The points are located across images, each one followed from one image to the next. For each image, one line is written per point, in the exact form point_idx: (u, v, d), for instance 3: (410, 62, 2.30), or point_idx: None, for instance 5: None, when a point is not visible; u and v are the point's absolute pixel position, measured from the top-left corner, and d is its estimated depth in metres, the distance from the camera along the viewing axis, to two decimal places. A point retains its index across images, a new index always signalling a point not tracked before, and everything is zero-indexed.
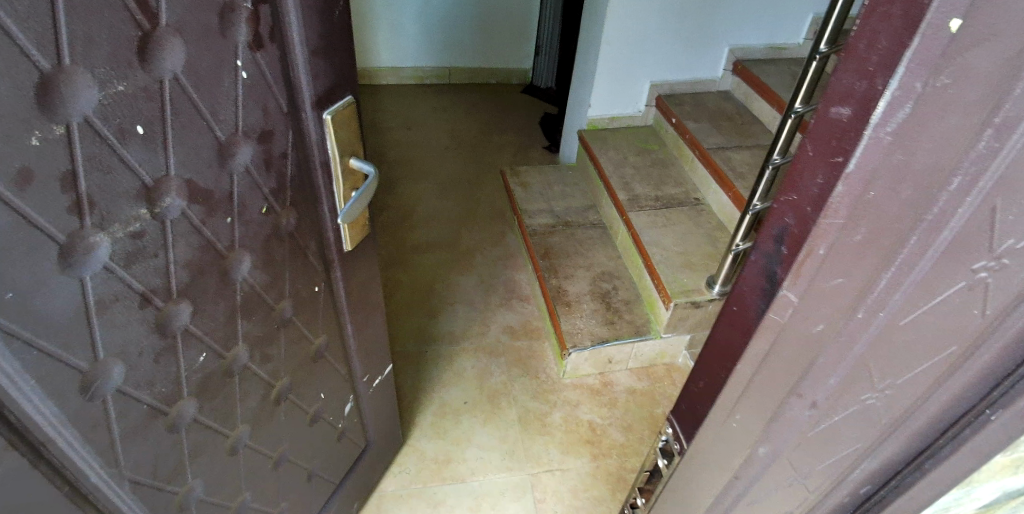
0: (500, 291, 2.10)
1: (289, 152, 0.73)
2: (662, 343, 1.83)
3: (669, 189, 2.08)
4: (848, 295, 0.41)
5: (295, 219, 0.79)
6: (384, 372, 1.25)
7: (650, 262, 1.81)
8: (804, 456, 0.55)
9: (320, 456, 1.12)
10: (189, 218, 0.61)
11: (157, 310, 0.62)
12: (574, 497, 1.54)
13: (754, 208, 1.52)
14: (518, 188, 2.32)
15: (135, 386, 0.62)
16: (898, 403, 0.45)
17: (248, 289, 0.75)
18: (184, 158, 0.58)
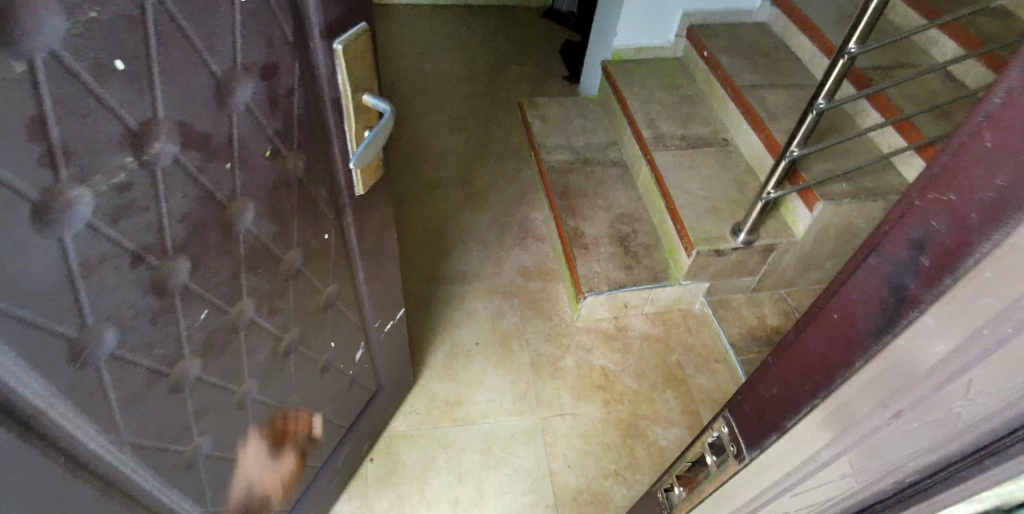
0: (514, 230, 2.04)
1: (296, 88, 0.65)
2: (680, 290, 1.78)
3: (697, 128, 1.95)
4: (983, 312, 0.32)
5: (305, 164, 0.72)
6: (396, 316, 1.21)
7: (673, 206, 1.73)
8: (864, 457, 0.46)
9: (333, 401, 1.11)
10: (184, 166, 0.55)
11: (152, 269, 0.57)
12: (585, 443, 1.56)
13: (792, 154, 1.44)
14: (537, 122, 2.20)
15: (131, 349, 0.59)
16: (979, 428, 0.38)
17: (252, 241, 0.69)
18: (176, 99, 0.50)
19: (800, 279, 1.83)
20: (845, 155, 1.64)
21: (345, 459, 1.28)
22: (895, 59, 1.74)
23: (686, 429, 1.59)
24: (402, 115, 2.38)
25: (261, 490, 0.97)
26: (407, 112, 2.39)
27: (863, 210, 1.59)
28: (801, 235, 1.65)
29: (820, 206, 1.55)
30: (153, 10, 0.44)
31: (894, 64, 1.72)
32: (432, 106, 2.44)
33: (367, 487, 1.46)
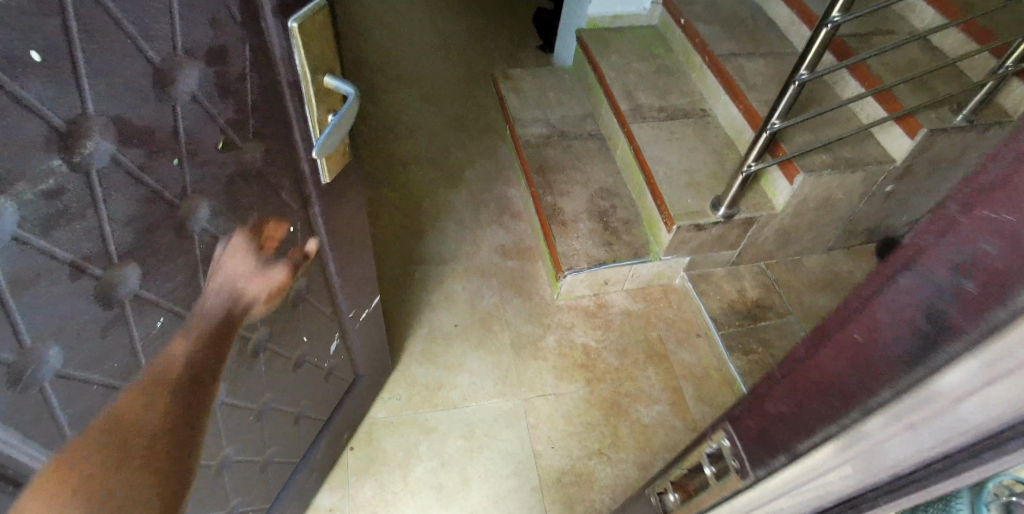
0: (491, 207, 1.98)
1: (248, 73, 0.59)
2: (660, 266, 1.76)
3: (675, 98, 1.91)
4: None
5: (263, 153, 0.67)
6: (371, 304, 1.16)
7: (652, 180, 1.70)
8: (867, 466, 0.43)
9: (308, 397, 1.06)
10: (124, 165, 0.49)
11: (96, 279, 0.52)
12: (568, 423, 1.56)
13: (772, 127, 1.41)
14: (511, 95, 2.13)
15: (79, 366, 0.54)
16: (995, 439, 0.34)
17: (210, 241, 0.64)
18: (107, 89, 0.45)
19: (778, 251, 1.83)
20: (824, 126, 1.63)
21: (325, 452, 1.24)
22: (873, 27, 1.72)
23: (668, 405, 1.60)
24: (370, 88, 2.29)
25: (238, 494, 0.93)
26: (376, 86, 2.29)
27: (840, 182, 1.59)
28: (781, 207, 1.63)
29: (799, 178, 1.53)
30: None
31: (871, 31, 1.70)
32: (402, 80, 2.34)
33: (348, 477, 1.44)
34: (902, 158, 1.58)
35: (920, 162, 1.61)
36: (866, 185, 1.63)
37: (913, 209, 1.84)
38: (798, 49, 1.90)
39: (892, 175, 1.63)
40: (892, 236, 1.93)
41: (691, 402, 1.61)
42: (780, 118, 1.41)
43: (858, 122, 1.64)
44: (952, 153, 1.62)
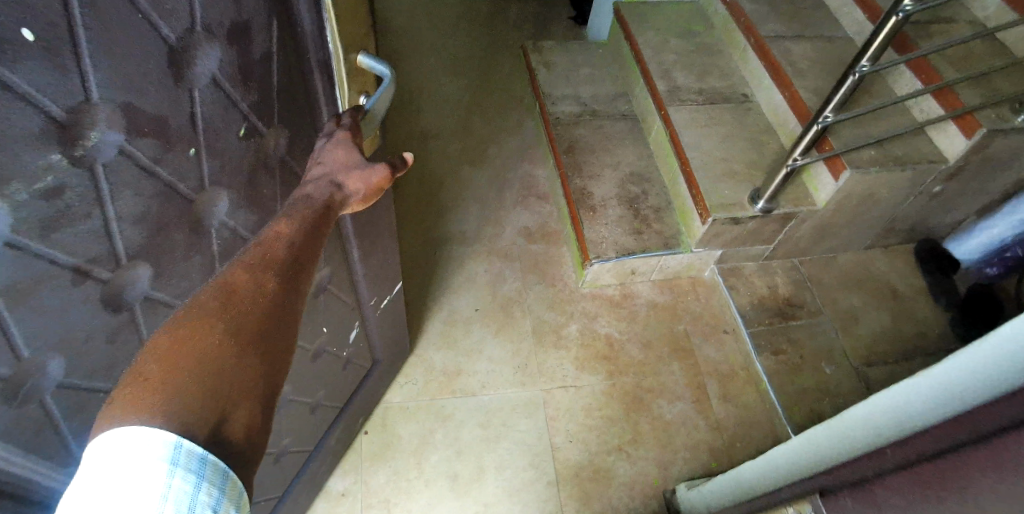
0: (515, 187, 1.91)
1: (272, 54, 0.58)
2: (690, 257, 1.69)
3: (714, 80, 1.80)
4: None
5: (287, 139, 0.66)
6: (394, 290, 1.11)
7: (688, 168, 1.61)
8: None
9: (325, 385, 1.02)
10: (135, 157, 0.48)
11: (103, 285, 0.51)
12: (587, 416, 1.52)
13: (825, 120, 1.31)
14: (542, 69, 2.03)
15: (82, 374, 0.55)
16: None
17: (228, 235, 0.64)
18: (115, 74, 0.43)
19: (814, 247, 1.74)
20: (875, 121, 1.53)
21: (340, 439, 1.21)
22: (933, 14, 1.60)
23: (690, 403, 1.55)
24: (393, 57, 2.20)
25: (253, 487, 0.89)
26: (400, 55, 2.21)
27: (888, 179, 1.49)
28: (823, 204, 1.54)
29: (846, 175, 1.44)
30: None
31: (932, 20, 1.58)
32: (425, 49, 2.24)
33: (362, 462, 1.41)
34: (956, 159, 1.48)
35: (973, 163, 1.51)
36: (912, 184, 1.54)
37: (962, 208, 1.73)
38: (850, 33, 1.78)
39: (941, 176, 1.54)
40: (933, 238, 1.83)
41: (716, 402, 1.55)
42: (834, 109, 1.30)
43: (911, 118, 1.53)
44: (1009, 154, 1.52)
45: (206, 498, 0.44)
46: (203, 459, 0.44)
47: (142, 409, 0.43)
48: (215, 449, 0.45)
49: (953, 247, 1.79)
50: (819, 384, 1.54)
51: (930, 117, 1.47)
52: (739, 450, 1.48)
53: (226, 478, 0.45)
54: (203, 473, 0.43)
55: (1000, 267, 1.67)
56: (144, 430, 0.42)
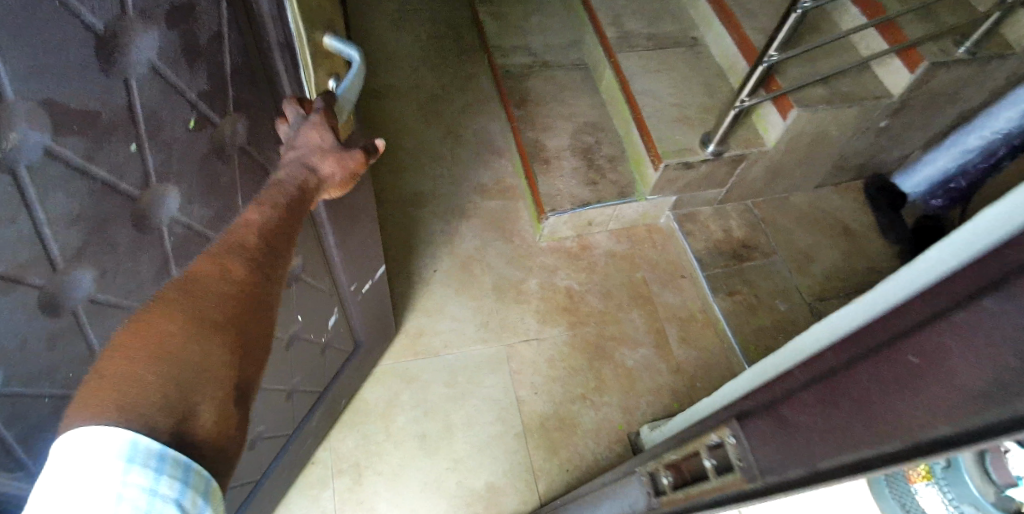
0: (469, 142, 1.86)
1: (224, 32, 0.53)
2: (645, 206, 1.71)
3: (665, 25, 1.78)
4: None
5: (246, 126, 0.61)
6: (376, 275, 1.07)
7: (639, 115, 1.60)
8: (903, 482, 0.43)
9: (300, 373, 0.98)
10: (62, 155, 0.43)
11: (40, 288, 0.47)
12: (551, 368, 1.55)
13: (769, 60, 1.31)
14: (488, 18, 1.94)
15: (20, 382, 0.51)
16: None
17: (181, 232, 0.58)
18: (30, 66, 0.38)
19: (766, 189, 1.80)
20: (823, 58, 1.55)
21: (319, 422, 1.18)
22: None
23: (652, 348, 1.61)
24: None
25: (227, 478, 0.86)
26: None
27: (835, 116, 1.54)
28: (772, 144, 1.58)
29: (794, 114, 1.47)
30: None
31: None
32: None
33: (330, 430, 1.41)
34: (900, 94, 1.53)
35: (916, 98, 1.57)
36: (859, 120, 1.59)
37: (905, 143, 1.81)
38: None
39: (886, 112, 1.60)
40: (881, 174, 1.93)
41: (676, 345, 1.62)
42: (779, 50, 1.31)
43: (857, 55, 1.56)
44: (951, 87, 1.58)
45: (167, 492, 0.42)
46: (162, 455, 0.42)
47: (99, 409, 0.42)
48: (177, 443, 0.44)
49: (901, 180, 1.90)
50: (774, 321, 1.63)
51: (874, 52, 1.51)
52: (699, 389, 1.56)
53: (189, 471, 0.44)
54: (161, 471, 0.42)
55: (944, 198, 1.81)
56: (103, 428, 0.41)
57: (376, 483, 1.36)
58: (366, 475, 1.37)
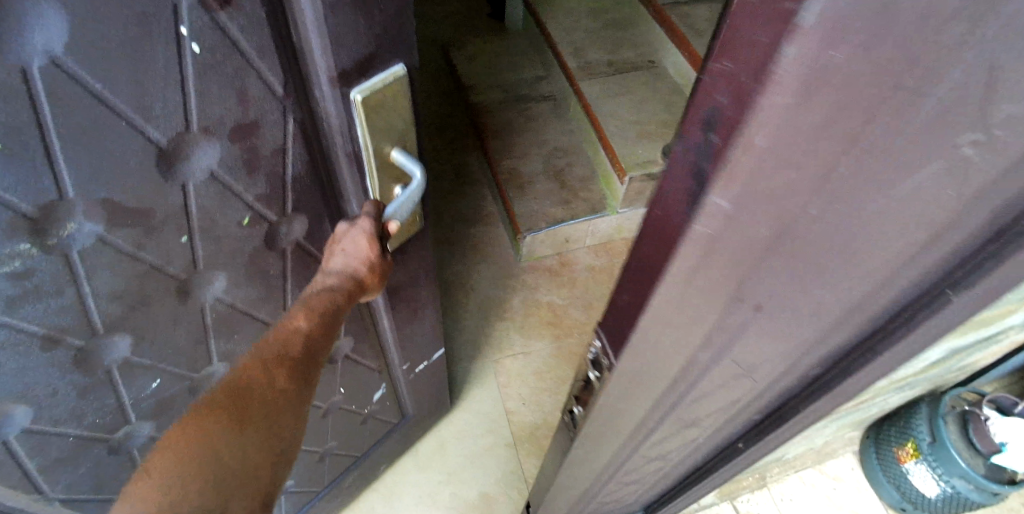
0: (450, 177, 1.94)
1: (288, 148, 0.52)
2: (618, 219, 1.79)
3: (625, 51, 1.87)
4: (797, 186, 0.26)
5: (304, 225, 0.60)
6: (431, 356, 1.06)
7: (604, 135, 1.69)
8: (761, 337, 0.41)
9: (337, 436, 1.01)
10: (112, 242, 0.48)
11: (77, 349, 0.56)
12: (539, 380, 1.62)
13: None
14: (460, 60, 2.02)
15: (49, 422, 0.62)
16: (850, 284, 0.34)
17: (223, 307, 0.63)
18: (90, 171, 0.42)
19: None
20: None
21: (353, 479, 1.21)
22: None
23: None
24: None
25: None
26: None
27: None
28: None
29: None
30: (42, 73, 0.35)
31: None
32: None
33: None
34: None
35: None
36: None
37: None
38: None
39: None
40: None
41: None
42: None
43: None
44: None
45: None
46: None
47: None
48: None
49: None
50: None
51: None
52: None
53: None
54: None
55: None
56: None
57: (373, 500, 1.41)
58: (363, 493, 1.41)
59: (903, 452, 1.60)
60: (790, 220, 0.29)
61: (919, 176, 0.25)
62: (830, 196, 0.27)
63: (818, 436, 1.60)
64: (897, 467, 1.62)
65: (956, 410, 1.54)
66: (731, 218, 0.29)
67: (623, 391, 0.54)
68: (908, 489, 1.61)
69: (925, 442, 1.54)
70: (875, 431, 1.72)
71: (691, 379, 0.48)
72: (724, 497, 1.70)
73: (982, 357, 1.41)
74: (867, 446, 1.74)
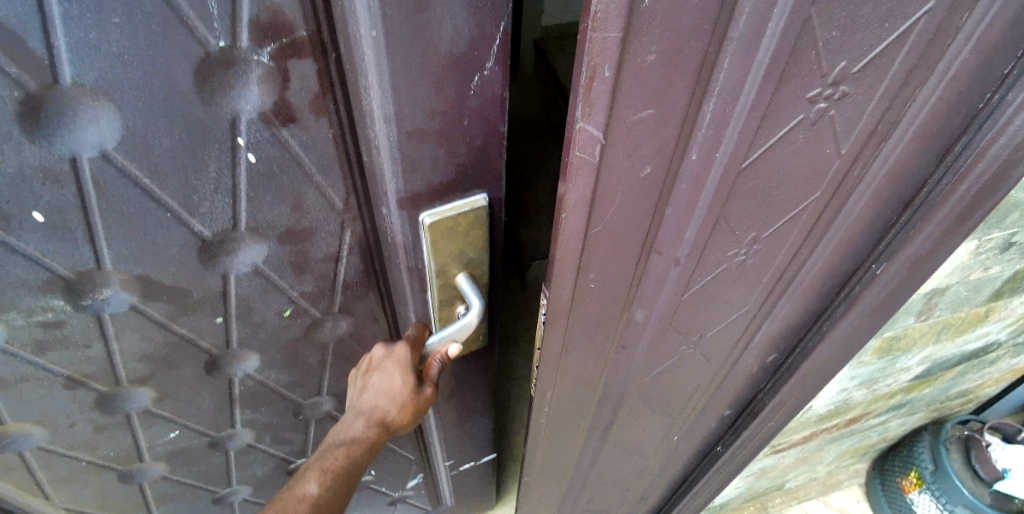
0: None
1: (342, 256, 0.47)
2: None
3: None
4: (655, 118, 0.38)
5: (351, 323, 0.56)
6: (480, 459, 0.96)
7: None
8: (692, 281, 0.55)
9: (362, 505, 0.98)
10: (146, 312, 0.46)
11: (99, 393, 0.55)
12: None
13: None
14: None
15: (63, 446, 0.60)
16: (734, 216, 0.48)
17: (252, 384, 0.60)
18: (129, 252, 0.40)
19: None
20: None
21: None
22: None
23: None
24: None
25: None
26: None
27: None
28: None
29: None
30: (90, 163, 0.34)
31: None
32: None
33: None
34: None
35: None
36: None
37: None
38: None
39: None
40: None
41: None
42: None
43: None
44: None
45: None
46: None
47: None
48: None
49: None
50: None
51: None
52: None
53: None
54: None
55: None
56: None
57: None
58: None
59: (907, 482, 1.59)
60: (651, 132, 0.39)
61: (718, 91, 0.37)
62: (664, 106, 0.37)
63: (818, 462, 1.60)
64: (902, 497, 1.61)
65: (957, 435, 1.50)
66: (604, 140, 0.38)
67: (568, 350, 0.63)
68: None
69: (927, 471, 1.51)
70: (881, 464, 1.72)
71: (629, 329, 0.61)
72: None
73: (973, 373, 1.39)
74: (872, 479, 1.75)
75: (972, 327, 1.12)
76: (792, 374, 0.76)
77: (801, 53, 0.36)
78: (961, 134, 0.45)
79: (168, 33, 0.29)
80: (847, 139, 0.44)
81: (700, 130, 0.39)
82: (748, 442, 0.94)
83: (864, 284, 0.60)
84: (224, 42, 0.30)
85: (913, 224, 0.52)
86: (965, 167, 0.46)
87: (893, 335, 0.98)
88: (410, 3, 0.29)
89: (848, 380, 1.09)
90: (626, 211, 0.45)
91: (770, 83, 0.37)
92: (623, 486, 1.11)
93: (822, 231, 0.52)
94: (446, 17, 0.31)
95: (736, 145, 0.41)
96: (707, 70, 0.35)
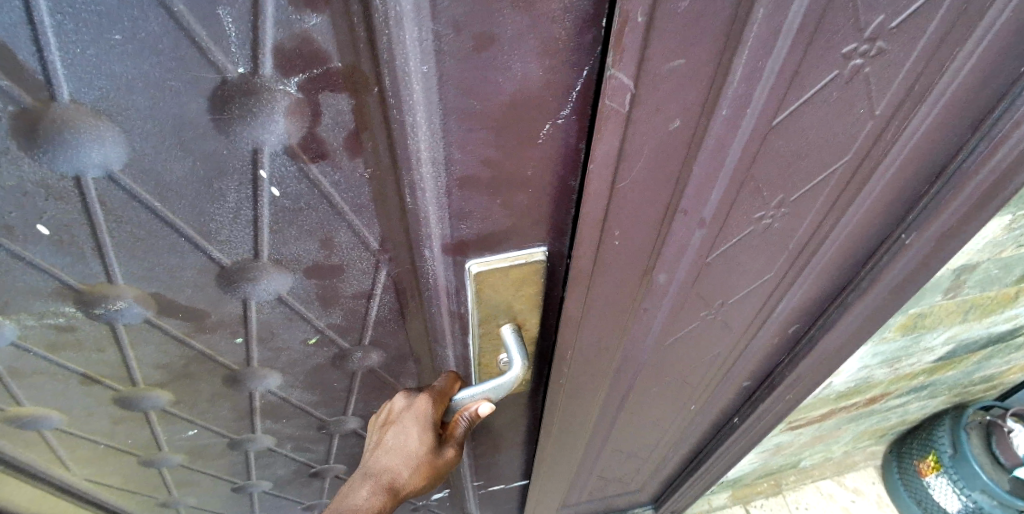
0: None
1: (376, 294, 0.43)
2: None
3: None
4: (685, 74, 0.30)
5: (382, 356, 0.52)
6: (511, 483, 0.96)
7: None
8: (714, 242, 0.47)
9: None
10: (162, 326, 0.43)
11: (118, 393, 0.53)
12: None
13: None
14: None
15: (83, 431, 0.59)
16: (759, 177, 0.41)
17: (272, 399, 0.57)
18: (142, 271, 0.37)
19: None
20: None
21: None
22: None
23: None
24: None
25: None
26: None
27: None
28: None
29: None
30: (96, 183, 0.30)
31: None
32: None
33: None
34: None
35: None
36: None
37: None
38: None
39: None
40: None
41: None
42: None
43: None
44: None
45: None
46: None
47: None
48: None
49: None
50: None
51: None
52: None
53: None
54: None
55: None
56: None
57: None
58: None
59: (923, 464, 1.55)
60: (676, 92, 0.31)
61: (752, 43, 0.30)
62: (694, 58, 0.30)
63: (835, 442, 1.57)
64: (918, 480, 1.57)
65: (978, 419, 1.45)
66: (636, 89, 0.30)
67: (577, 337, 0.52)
68: (930, 505, 1.57)
69: (946, 454, 1.48)
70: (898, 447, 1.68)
71: (648, 305, 0.52)
72: (736, 500, 1.71)
73: (997, 357, 1.32)
74: (889, 462, 1.71)
75: (1002, 308, 1.05)
76: (811, 349, 0.71)
77: (838, 7, 0.30)
78: (999, 101, 0.41)
79: (180, 55, 0.25)
80: (882, 99, 0.38)
81: (730, 85, 0.32)
82: (764, 416, 0.90)
83: (891, 255, 0.55)
84: (244, 68, 0.26)
85: (943, 197, 0.48)
86: (1000, 137, 0.43)
87: (918, 313, 0.93)
88: (470, 38, 0.26)
89: (870, 358, 1.04)
90: (655, 169, 0.36)
91: (800, 45, 0.32)
92: (636, 461, 1.09)
93: (848, 200, 0.48)
94: (517, 58, 0.27)
95: (767, 101, 0.35)
96: (738, 29, 0.29)
